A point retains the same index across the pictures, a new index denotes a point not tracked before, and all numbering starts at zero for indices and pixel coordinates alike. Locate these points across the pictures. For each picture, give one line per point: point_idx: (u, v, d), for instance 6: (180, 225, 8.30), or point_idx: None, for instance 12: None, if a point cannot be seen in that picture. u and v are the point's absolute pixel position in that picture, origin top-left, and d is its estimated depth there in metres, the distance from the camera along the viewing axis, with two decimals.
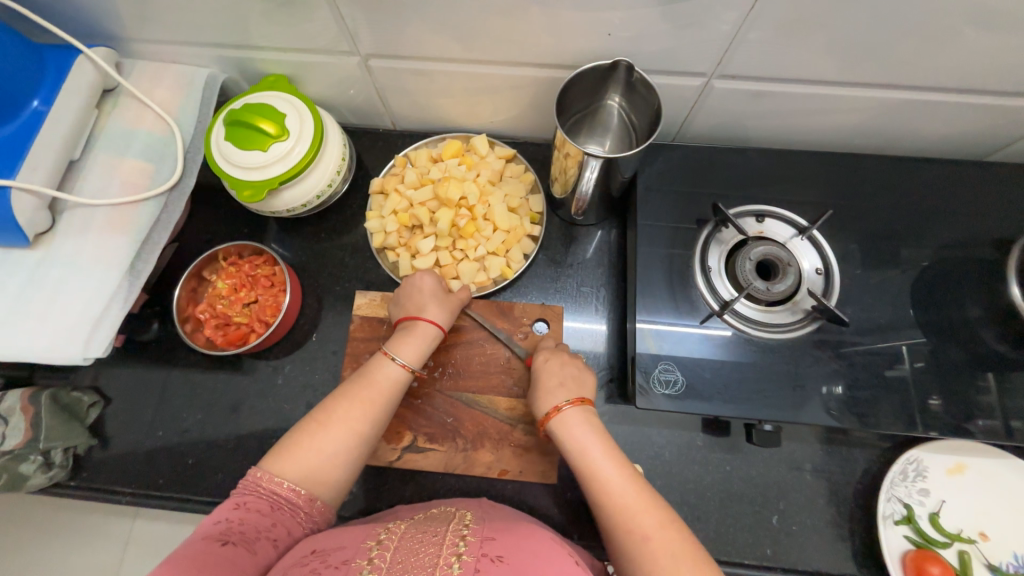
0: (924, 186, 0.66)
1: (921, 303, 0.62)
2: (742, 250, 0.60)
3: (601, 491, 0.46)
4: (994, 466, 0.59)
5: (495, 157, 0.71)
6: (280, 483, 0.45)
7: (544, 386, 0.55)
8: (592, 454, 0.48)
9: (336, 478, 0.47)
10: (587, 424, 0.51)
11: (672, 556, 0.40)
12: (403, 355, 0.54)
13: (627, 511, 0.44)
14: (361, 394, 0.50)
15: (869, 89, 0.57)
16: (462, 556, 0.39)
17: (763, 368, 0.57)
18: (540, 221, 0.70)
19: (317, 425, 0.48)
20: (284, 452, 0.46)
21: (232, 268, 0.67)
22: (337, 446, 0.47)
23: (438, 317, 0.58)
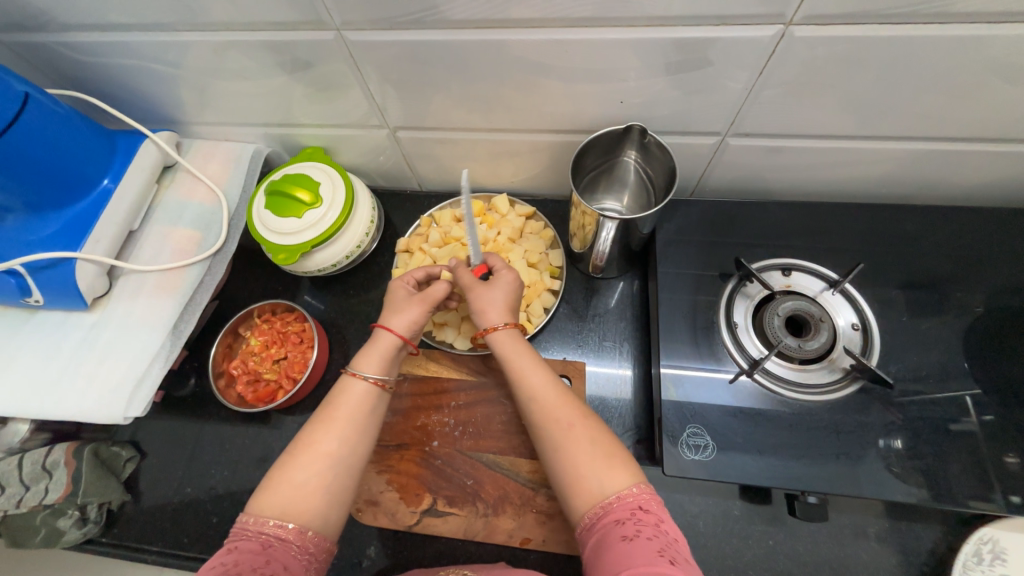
0: (964, 234, 0.63)
1: (977, 359, 0.57)
2: (769, 305, 0.58)
3: (525, 388, 0.51)
4: None
5: (516, 215, 0.73)
6: (267, 523, 0.43)
7: (483, 305, 0.56)
8: (518, 362, 0.52)
9: (324, 502, 0.46)
10: (517, 337, 0.55)
11: (590, 447, 0.45)
12: (373, 371, 0.53)
13: (549, 403, 0.49)
14: (330, 414, 0.50)
15: (891, 141, 0.56)
16: None
17: (805, 433, 0.53)
18: (559, 276, 0.71)
19: (297, 454, 0.47)
20: (266, 490, 0.46)
21: (266, 325, 0.70)
22: (316, 470, 0.46)
23: (406, 325, 0.57)
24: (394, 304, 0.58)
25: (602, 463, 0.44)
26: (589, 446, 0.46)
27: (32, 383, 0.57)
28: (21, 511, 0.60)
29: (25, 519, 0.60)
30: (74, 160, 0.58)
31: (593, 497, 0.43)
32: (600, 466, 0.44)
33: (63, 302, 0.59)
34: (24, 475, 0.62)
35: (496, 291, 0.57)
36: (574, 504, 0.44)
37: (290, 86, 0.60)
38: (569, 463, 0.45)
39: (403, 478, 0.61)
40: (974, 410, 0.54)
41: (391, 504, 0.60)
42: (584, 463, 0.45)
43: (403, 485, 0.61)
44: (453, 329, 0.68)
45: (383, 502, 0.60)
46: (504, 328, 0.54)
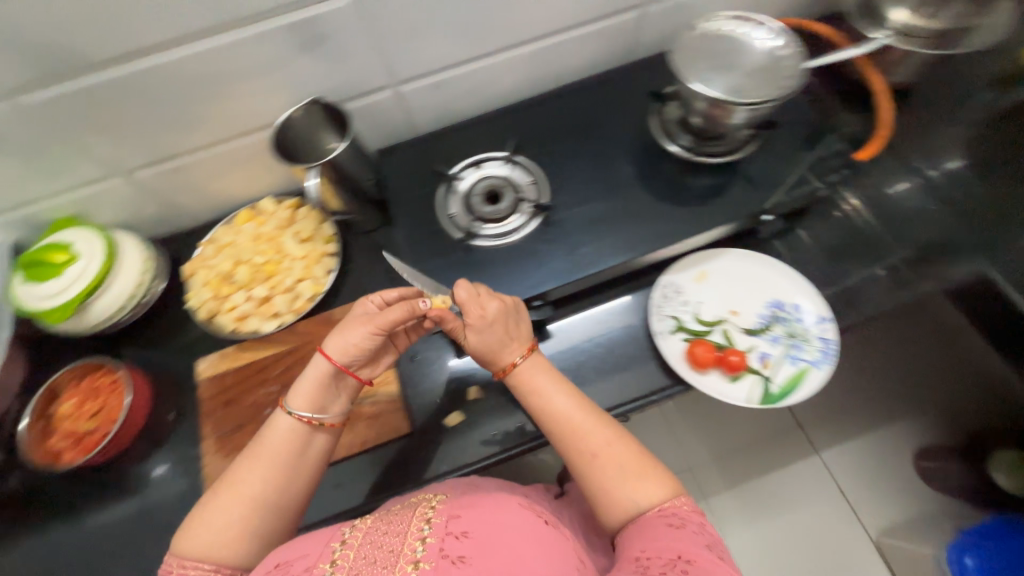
0: (600, 92, 0.84)
1: (626, 162, 0.76)
2: (467, 192, 0.74)
3: (554, 422, 0.59)
4: (721, 260, 0.74)
5: (282, 209, 0.83)
6: (198, 564, 0.52)
7: (494, 348, 0.62)
8: (542, 395, 0.61)
9: (251, 543, 0.54)
10: (541, 369, 0.63)
11: (619, 465, 0.56)
12: (303, 408, 0.60)
13: (578, 429, 0.58)
14: (259, 458, 0.57)
15: (504, 50, 0.77)
16: (426, 539, 0.48)
17: (524, 263, 0.69)
18: (334, 240, 0.81)
19: (219, 499, 0.55)
20: (189, 535, 0.53)
21: (73, 390, 0.72)
22: (237, 513, 0.54)
23: (342, 354, 0.62)
24: (342, 331, 0.63)
25: (636, 482, 0.55)
26: (617, 469, 0.56)
27: None
28: None
29: None
30: None
31: (629, 511, 0.54)
32: (633, 485, 0.55)
33: None
34: None
35: (491, 336, 0.62)
36: (611, 516, 0.55)
37: (4, 165, 0.66)
38: (606, 479, 0.56)
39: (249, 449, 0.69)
40: (630, 200, 0.73)
41: None
42: (620, 484, 0.55)
43: None
44: (257, 318, 0.76)
45: None
46: (522, 363, 0.62)
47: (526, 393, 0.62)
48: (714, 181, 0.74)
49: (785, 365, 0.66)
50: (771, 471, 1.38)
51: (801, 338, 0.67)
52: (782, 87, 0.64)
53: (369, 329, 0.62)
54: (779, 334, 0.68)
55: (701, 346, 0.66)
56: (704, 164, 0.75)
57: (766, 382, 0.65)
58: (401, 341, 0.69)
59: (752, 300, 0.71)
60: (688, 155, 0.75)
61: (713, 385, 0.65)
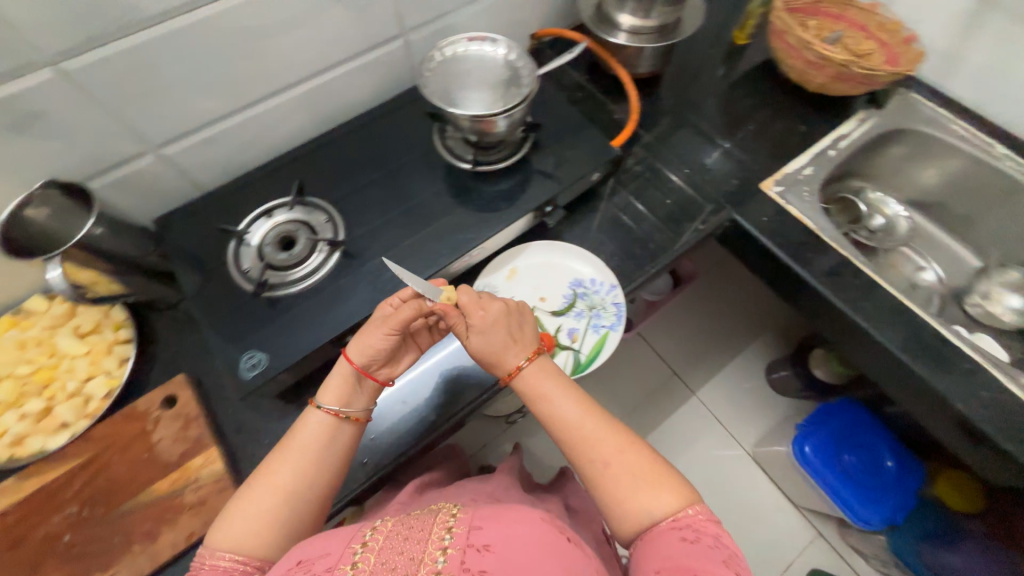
0: (387, 120, 0.86)
1: (420, 184, 0.80)
2: (258, 244, 0.72)
3: (562, 428, 0.61)
4: (524, 255, 0.81)
5: (56, 306, 0.73)
6: (222, 556, 0.53)
7: (502, 351, 0.64)
8: (552, 403, 0.62)
9: (277, 537, 0.56)
10: (546, 374, 0.64)
11: (631, 472, 0.57)
12: (333, 401, 0.62)
13: (588, 437, 0.59)
14: (288, 452, 0.60)
15: (272, 97, 0.76)
16: (446, 551, 0.47)
17: (331, 303, 0.69)
18: (127, 325, 0.74)
19: (255, 488, 0.57)
20: (224, 523, 0.55)
21: None
22: (265, 504, 0.56)
23: (359, 355, 0.64)
24: (360, 335, 0.63)
25: (648, 491, 0.56)
26: (632, 479, 0.57)
27: None
28: None
29: None
30: None
31: (643, 520, 0.55)
32: (648, 492, 0.56)
33: None
34: None
35: (494, 337, 0.64)
36: (624, 526, 0.56)
37: None
38: (616, 488, 0.57)
39: None
40: (428, 217, 0.77)
41: None
42: (634, 490, 0.56)
43: None
44: (37, 436, 0.65)
45: None
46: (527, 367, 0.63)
47: (533, 396, 0.63)
48: (500, 183, 0.80)
49: (589, 335, 0.75)
50: (666, 420, 1.53)
51: (599, 307, 0.77)
52: (514, 93, 0.73)
53: (385, 333, 0.63)
54: (583, 308, 0.77)
55: None
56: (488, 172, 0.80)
57: (576, 352, 0.75)
58: (422, 339, 0.71)
59: (557, 283, 0.80)
60: (472, 167, 0.79)
61: None
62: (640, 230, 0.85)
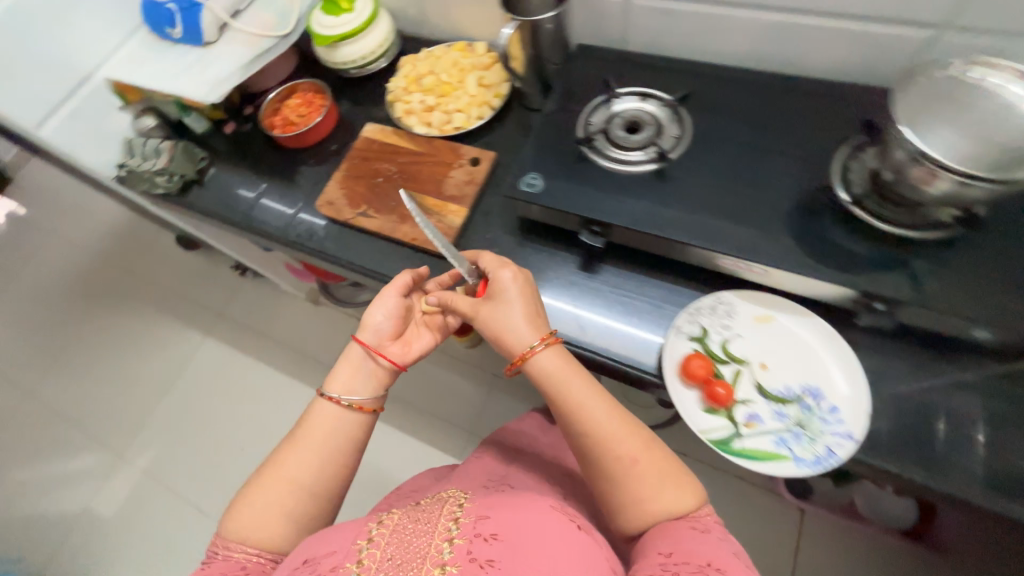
0: (804, 96, 0.74)
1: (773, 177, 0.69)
2: (616, 112, 0.77)
3: (589, 424, 0.62)
4: (797, 319, 0.66)
5: (485, 55, 0.97)
6: (239, 549, 0.62)
7: (519, 330, 0.65)
8: (575, 391, 0.63)
9: (287, 529, 0.64)
10: (559, 355, 0.65)
11: (654, 474, 0.60)
12: (345, 394, 0.70)
13: (607, 434, 0.61)
14: (297, 439, 0.67)
15: (747, 7, 0.74)
16: (452, 543, 0.57)
17: (612, 193, 0.71)
18: (501, 98, 0.93)
19: (260, 483, 0.65)
20: (228, 521, 0.64)
21: (301, 93, 1.03)
22: (248, 504, 0.64)
23: (377, 314, 0.73)
24: (343, 366, 0.72)
25: (673, 487, 0.60)
26: (654, 475, 0.60)
27: (159, 74, 0.93)
28: (141, 169, 1.01)
29: (142, 173, 1.01)
30: None
31: (653, 513, 0.60)
32: (669, 491, 0.60)
33: (190, 37, 0.96)
34: (145, 150, 1.02)
35: (509, 312, 0.65)
36: (633, 519, 0.60)
37: None
38: (635, 485, 0.60)
39: (352, 193, 0.90)
40: (747, 205, 0.68)
41: (340, 205, 0.89)
42: (640, 500, 0.60)
43: (351, 197, 0.90)
44: (414, 117, 0.94)
45: (336, 203, 0.90)
46: (544, 348, 0.64)
47: (551, 376, 0.64)
48: (851, 236, 0.64)
49: (765, 438, 0.60)
50: None
51: (808, 432, 0.59)
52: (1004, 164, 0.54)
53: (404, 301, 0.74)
54: (789, 414, 0.61)
55: (701, 362, 0.63)
56: (856, 214, 0.64)
57: (733, 432, 0.61)
58: (435, 324, 0.77)
59: (791, 368, 0.63)
60: (847, 202, 0.65)
61: (683, 399, 0.63)
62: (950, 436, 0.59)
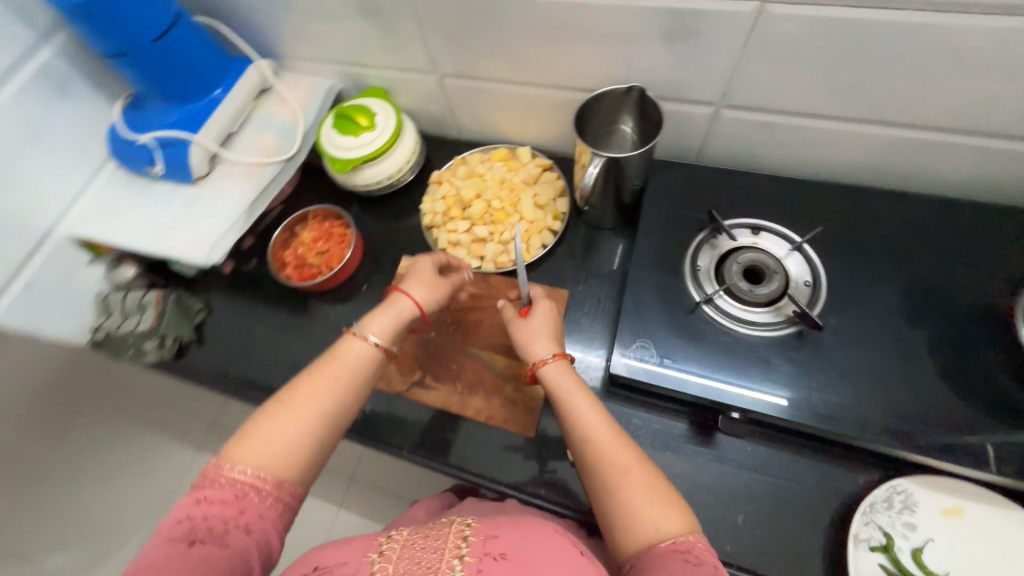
0: (937, 224, 0.65)
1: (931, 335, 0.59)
2: (732, 254, 0.64)
3: (581, 428, 0.52)
4: (998, 515, 0.54)
5: (534, 164, 0.83)
6: (243, 471, 0.48)
7: (533, 344, 0.61)
8: (575, 401, 0.54)
9: (299, 468, 0.51)
10: (569, 372, 0.58)
11: (642, 489, 0.47)
12: (376, 334, 0.59)
13: (599, 441, 0.50)
14: (285, 411, 0.52)
15: (875, 125, 0.62)
16: (464, 559, 0.46)
17: (748, 368, 0.59)
18: (562, 219, 0.80)
19: (283, 409, 0.52)
20: (242, 442, 0.50)
21: (316, 224, 0.86)
22: (286, 436, 0.51)
23: (416, 291, 0.65)
24: (420, 278, 0.67)
25: (660, 502, 0.46)
26: (647, 490, 0.47)
27: (144, 227, 0.77)
28: (122, 332, 0.82)
29: (123, 338, 0.82)
30: (202, 69, 0.75)
31: (645, 537, 0.45)
32: (656, 507, 0.46)
33: (176, 175, 0.78)
34: (127, 307, 0.83)
35: (541, 325, 0.62)
36: (627, 541, 0.45)
37: (365, 28, 0.74)
38: (628, 495, 0.47)
39: (400, 355, 0.74)
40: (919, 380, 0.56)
41: (388, 373, 0.73)
42: (630, 503, 0.46)
43: (400, 361, 0.74)
44: (464, 250, 0.79)
45: (382, 370, 0.74)
46: (551, 363, 0.58)
47: (562, 392, 0.56)
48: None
49: None
50: None
51: None
52: None
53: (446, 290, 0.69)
54: None
55: None
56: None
57: None
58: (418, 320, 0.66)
59: None
60: None
61: None
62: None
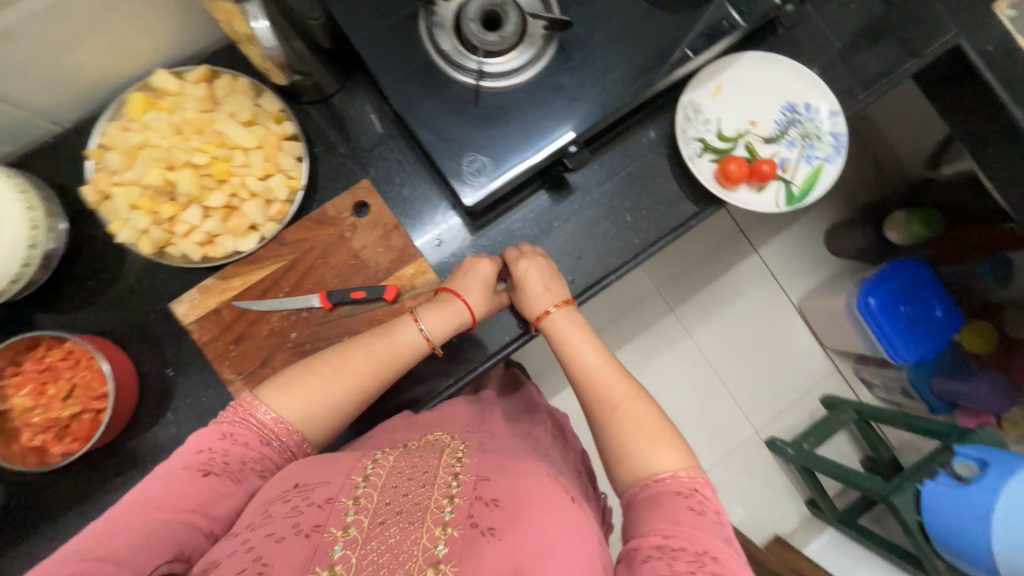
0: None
1: None
2: (462, 16, 0.58)
3: (578, 368, 0.57)
4: (735, 69, 0.71)
5: (192, 84, 0.60)
6: (267, 414, 0.50)
7: (531, 292, 0.60)
8: (574, 346, 0.58)
9: (326, 426, 0.53)
10: (572, 320, 0.60)
11: (636, 424, 0.51)
12: (430, 328, 0.57)
13: (602, 381, 0.55)
14: (345, 355, 0.54)
15: None
16: (453, 500, 0.42)
17: (552, 104, 0.59)
18: (287, 116, 0.63)
19: (330, 370, 0.53)
20: (284, 386, 0.52)
21: (18, 377, 0.56)
22: (325, 404, 0.52)
23: (478, 300, 0.59)
24: (478, 290, 0.59)
25: (653, 444, 0.49)
26: (638, 425, 0.51)
27: None
28: None
29: None
30: None
31: (641, 471, 0.48)
32: (649, 445, 0.49)
33: None
34: None
35: (533, 281, 0.60)
36: (618, 464, 0.50)
37: None
38: (625, 433, 0.50)
39: None
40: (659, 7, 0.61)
41: None
42: (628, 441, 0.50)
43: None
44: (228, 236, 0.60)
45: None
46: (556, 312, 0.60)
47: (560, 343, 0.59)
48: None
49: (802, 167, 0.69)
50: None
51: (814, 136, 0.70)
52: None
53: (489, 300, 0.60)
54: (795, 137, 0.70)
55: (735, 162, 0.66)
56: None
57: (788, 184, 0.68)
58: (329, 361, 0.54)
59: (767, 107, 0.71)
60: None
61: (745, 200, 0.67)
62: (872, 57, 0.72)
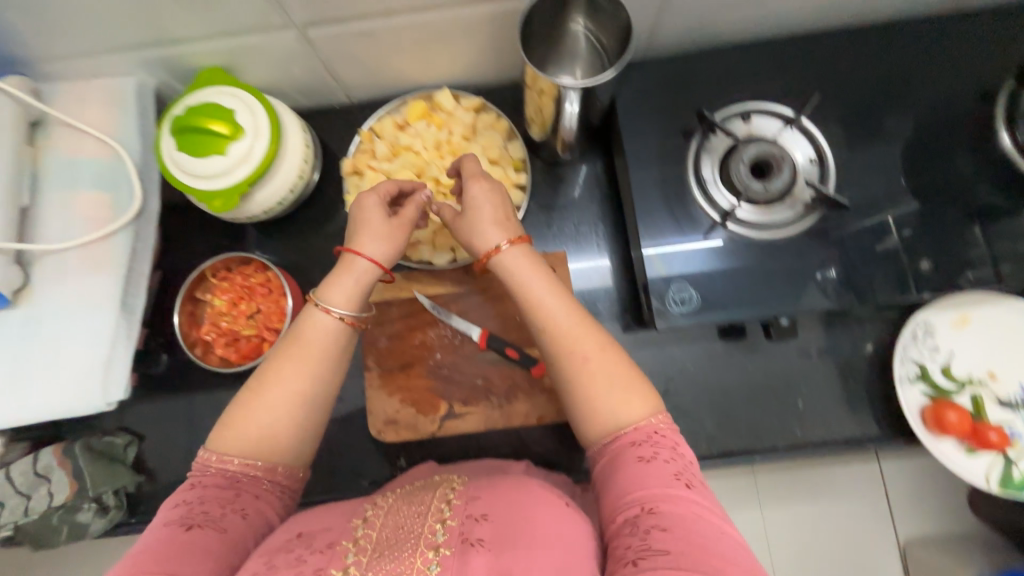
0: (915, 51, 0.60)
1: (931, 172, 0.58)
2: (734, 155, 0.57)
3: (572, 369, 0.45)
4: (1001, 311, 0.61)
5: (464, 111, 0.67)
6: (227, 460, 0.43)
7: (532, 280, 0.48)
8: (567, 340, 0.45)
9: (282, 447, 0.45)
10: (570, 309, 0.47)
11: (645, 443, 0.41)
12: (341, 305, 0.48)
13: (601, 391, 0.44)
14: (284, 353, 0.46)
15: None
16: (446, 523, 0.39)
17: (785, 272, 0.56)
18: (524, 168, 0.67)
19: (258, 395, 0.45)
20: (222, 430, 0.44)
21: (225, 282, 0.65)
22: (264, 423, 0.44)
23: (374, 245, 0.50)
24: (374, 231, 0.50)
25: (662, 465, 0.39)
26: (650, 450, 0.40)
27: None
28: (34, 516, 0.61)
29: (44, 522, 0.62)
30: None
31: (647, 490, 0.38)
32: (656, 462, 0.40)
33: None
34: (21, 485, 0.61)
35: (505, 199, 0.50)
36: (618, 478, 0.40)
37: None
38: (638, 463, 0.40)
39: (415, 394, 0.63)
40: (939, 227, 0.56)
41: (410, 418, 0.63)
42: (635, 463, 0.40)
43: (416, 400, 0.63)
44: (428, 246, 0.66)
45: (402, 418, 0.63)
46: (557, 303, 0.47)
47: (547, 318, 0.47)
48: None
49: None
50: None
51: None
52: None
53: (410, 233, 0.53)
54: None
55: (955, 412, 0.57)
56: None
57: (1009, 463, 0.57)
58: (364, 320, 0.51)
59: (1020, 368, 0.60)
60: None
61: (947, 454, 0.58)
62: None
